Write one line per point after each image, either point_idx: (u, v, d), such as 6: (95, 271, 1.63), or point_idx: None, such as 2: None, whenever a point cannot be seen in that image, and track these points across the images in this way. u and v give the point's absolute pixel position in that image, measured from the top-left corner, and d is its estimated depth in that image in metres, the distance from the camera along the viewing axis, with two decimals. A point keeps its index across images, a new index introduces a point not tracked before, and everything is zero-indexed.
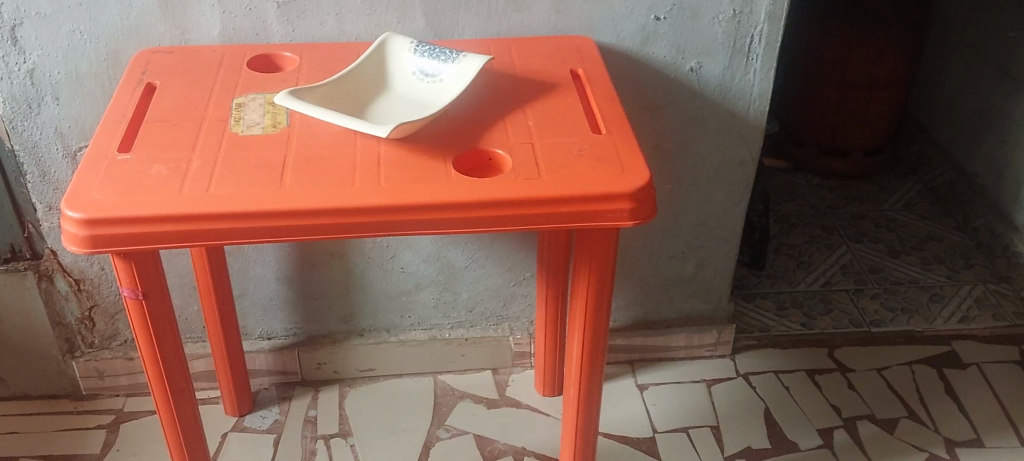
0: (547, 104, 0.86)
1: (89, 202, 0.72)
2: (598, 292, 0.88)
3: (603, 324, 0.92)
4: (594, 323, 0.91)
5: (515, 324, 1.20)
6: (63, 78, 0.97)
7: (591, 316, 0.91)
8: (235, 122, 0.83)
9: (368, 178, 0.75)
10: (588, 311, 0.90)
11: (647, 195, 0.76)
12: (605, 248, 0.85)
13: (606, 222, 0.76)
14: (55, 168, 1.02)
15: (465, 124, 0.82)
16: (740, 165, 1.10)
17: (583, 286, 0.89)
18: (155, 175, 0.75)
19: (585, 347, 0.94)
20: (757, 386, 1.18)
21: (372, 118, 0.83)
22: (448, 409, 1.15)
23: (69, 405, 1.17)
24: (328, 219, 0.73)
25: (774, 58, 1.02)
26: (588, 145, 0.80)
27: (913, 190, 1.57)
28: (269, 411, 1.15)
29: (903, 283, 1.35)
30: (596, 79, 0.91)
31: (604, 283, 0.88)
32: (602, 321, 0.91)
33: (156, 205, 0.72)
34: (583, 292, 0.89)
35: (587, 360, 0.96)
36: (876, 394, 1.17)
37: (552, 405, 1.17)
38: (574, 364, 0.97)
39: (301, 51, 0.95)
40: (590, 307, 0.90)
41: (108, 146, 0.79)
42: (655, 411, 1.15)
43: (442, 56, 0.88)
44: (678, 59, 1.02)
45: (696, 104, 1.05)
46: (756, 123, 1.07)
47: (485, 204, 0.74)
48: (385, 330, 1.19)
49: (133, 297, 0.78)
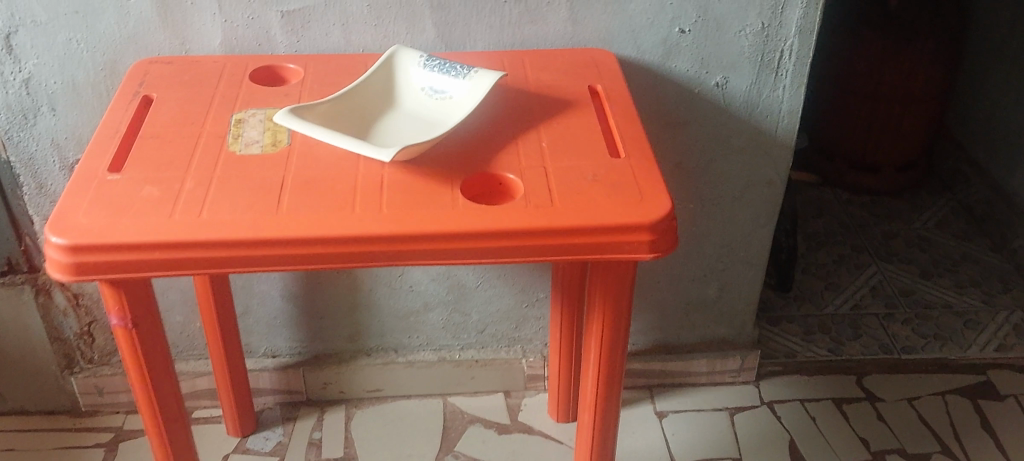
0: (563, 124, 0.81)
1: (75, 227, 0.68)
2: (615, 330, 0.84)
3: (620, 351, 0.87)
4: (609, 360, 0.87)
5: (527, 346, 1.16)
6: (60, 88, 0.93)
7: (606, 353, 0.87)
8: (233, 138, 0.79)
9: (370, 203, 0.71)
10: (603, 348, 0.86)
11: (667, 226, 0.71)
12: (621, 276, 0.80)
13: (622, 254, 0.71)
14: (53, 181, 0.99)
15: (473, 144, 0.78)
16: (767, 185, 1.04)
17: (598, 322, 0.85)
18: (146, 197, 0.71)
19: (601, 382, 0.90)
20: (781, 416, 1.13)
21: (378, 138, 0.79)
22: (457, 434, 1.11)
23: (68, 422, 1.14)
24: (326, 249, 0.69)
25: (805, 74, 0.97)
26: (604, 170, 0.75)
27: (947, 207, 1.51)
28: (272, 432, 1.11)
29: (936, 308, 1.29)
30: (615, 96, 0.86)
31: (620, 321, 0.84)
32: (617, 358, 0.88)
33: (146, 231, 0.68)
34: (599, 328, 0.85)
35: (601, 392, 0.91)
36: (906, 426, 1.12)
37: (565, 431, 1.12)
38: (590, 395, 0.93)
39: (305, 63, 0.91)
40: (605, 345, 0.86)
41: (98, 165, 0.75)
42: (674, 442, 1.10)
43: (452, 72, 0.83)
44: (703, 74, 0.96)
45: (721, 121, 1.00)
46: (786, 143, 1.01)
47: (494, 235, 0.69)
48: (393, 350, 1.15)
49: (122, 326, 0.74)
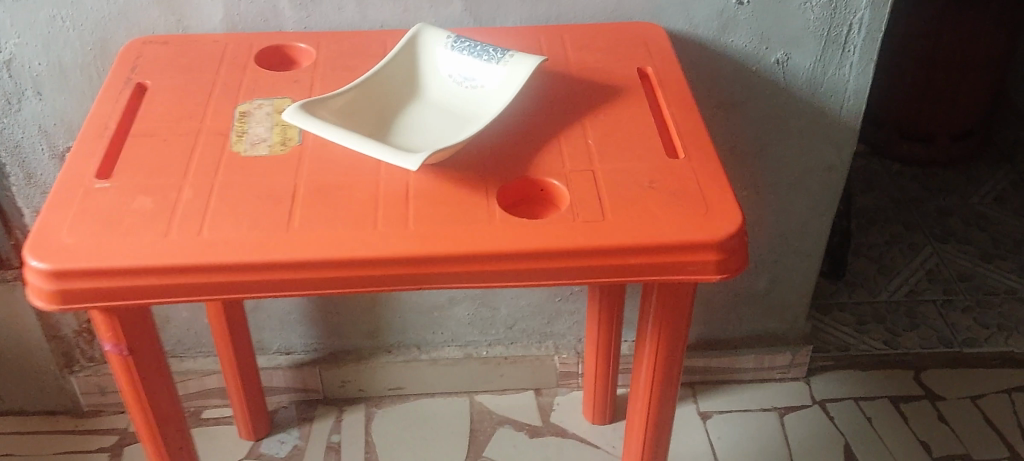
0: (610, 117, 0.71)
1: (57, 248, 0.59)
2: (668, 363, 0.76)
3: (673, 383, 0.77)
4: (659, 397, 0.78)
5: (560, 342, 1.07)
6: (45, 70, 0.84)
7: (656, 391, 0.79)
8: (237, 137, 0.69)
9: (393, 217, 0.62)
10: (654, 378, 0.78)
11: (737, 243, 0.61)
12: (679, 307, 0.69)
13: (685, 275, 0.62)
14: (41, 170, 0.90)
15: (509, 144, 0.68)
16: (827, 170, 0.94)
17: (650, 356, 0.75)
18: (137, 211, 0.62)
19: (649, 414, 0.81)
20: (834, 416, 1.05)
21: (401, 135, 0.69)
22: (485, 437, 1.03)
23: (69, 424, 1.07)
24: (345, 272, 0.60)
25: (875, 50, 0.86)
26: (661, 174, 0.65)
27: (1006, 181, 1.40)
28: (287, 434, 1.04)
29: (998, 294, 1.19)
30: (667, 81, 0.76)
31: (674, 356, 0.76)
32: (669, 388, 0.80)
33: (138, 254, 0.59)
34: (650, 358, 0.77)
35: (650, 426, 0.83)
36: (971, 428, 1.03)
37: (602, 435, 1.04)
38: (638, 423, 0.85)
39: (317, 41, 0.81)
40: (655, 386, 0.78)
41: (84, 171, 0.65)
42: (720, 446, 1.02)
43: (484, 56, 0.73)
44: (762, 49, 0.86)
45: (780, 101, 0.89)
46: (849, 125, 0.91)
47: (539, 254, 0.60)
48: (415, 347, 1.07)
49: (117, 353, 0.65)
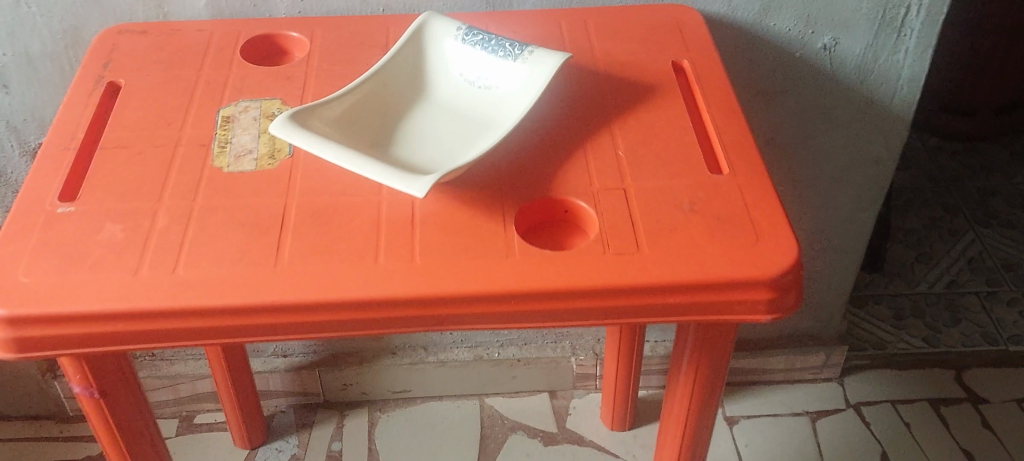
0: (644, 120, 0.63)
1: (13, 290, 0.51)
2: (705, 403, 0.70)
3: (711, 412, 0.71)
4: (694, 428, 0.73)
5: (578, 343, 1.00)
6: (11, 61, 0.75)
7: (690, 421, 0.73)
8: (221, 148, 0.61)
9: (398, 248, 0.54)
10: (688, 416, 0.72)
11: (792, 279, 0.53)
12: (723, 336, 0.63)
13: (732, 315, 0.54)
14: (11, 167, 0.83)
15: (532, 157, 0.60)
16: (873, 163, 0.86)
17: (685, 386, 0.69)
18: (105, 242, 0.54)
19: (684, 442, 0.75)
20: (870, 422, 0.98)
21: (406, 148, 0.61)
22: (497, 445, 0.96)
23: (55, 430, 1.00)
24: (343, 314, 0.52)
25: (934, 34, 0.77)
26: (704, 192, 0.57)
27: None
28: (286, 442, 0.97)
29: None
30: (707, 75, 0.67)
31: (716, 389, 0.68)
32: (705, 425, 0.73)
33: (104, 297, 0.51)
34: (687, 391, 0.70)
35: (686, 453, 0.77)
36: (1017, 435, 0.97)
37: (622, 442, 0.97)
38: (670, 449, 0.79)
39: (311, 29, 0.72)
40: (690, 416, 0.72)
41: (46, 192, 0.57)
42: (748, 455, 0.95)
43: (500, 51, 0.64)
44: (807, 34, 0.77)
45: (824, 89, 0.81)
46: (901, 114, 0.82)
47: (564, 294, 0.52)
48: (422, 347, 0.99)
49: (88, 395, 0.58)
